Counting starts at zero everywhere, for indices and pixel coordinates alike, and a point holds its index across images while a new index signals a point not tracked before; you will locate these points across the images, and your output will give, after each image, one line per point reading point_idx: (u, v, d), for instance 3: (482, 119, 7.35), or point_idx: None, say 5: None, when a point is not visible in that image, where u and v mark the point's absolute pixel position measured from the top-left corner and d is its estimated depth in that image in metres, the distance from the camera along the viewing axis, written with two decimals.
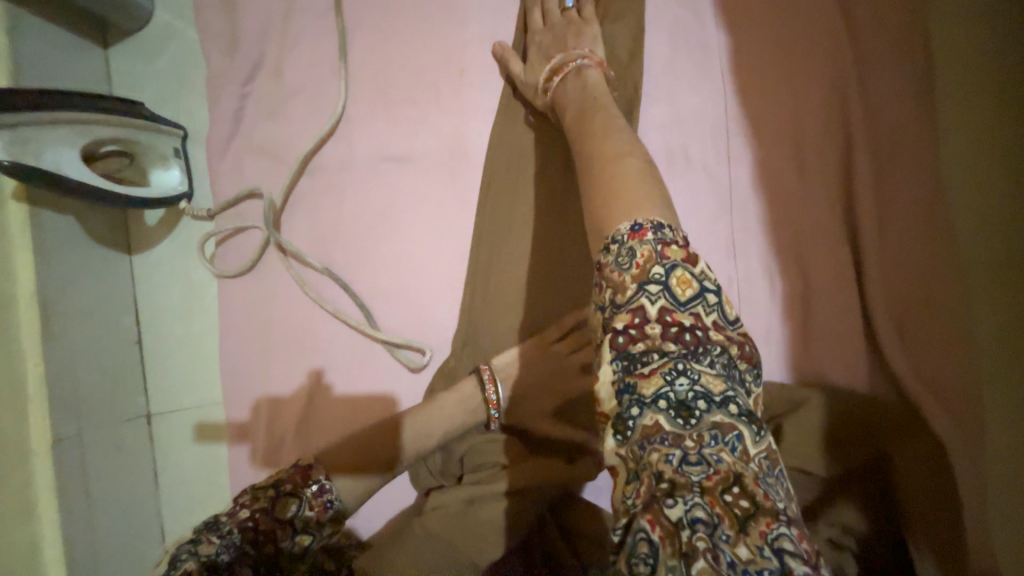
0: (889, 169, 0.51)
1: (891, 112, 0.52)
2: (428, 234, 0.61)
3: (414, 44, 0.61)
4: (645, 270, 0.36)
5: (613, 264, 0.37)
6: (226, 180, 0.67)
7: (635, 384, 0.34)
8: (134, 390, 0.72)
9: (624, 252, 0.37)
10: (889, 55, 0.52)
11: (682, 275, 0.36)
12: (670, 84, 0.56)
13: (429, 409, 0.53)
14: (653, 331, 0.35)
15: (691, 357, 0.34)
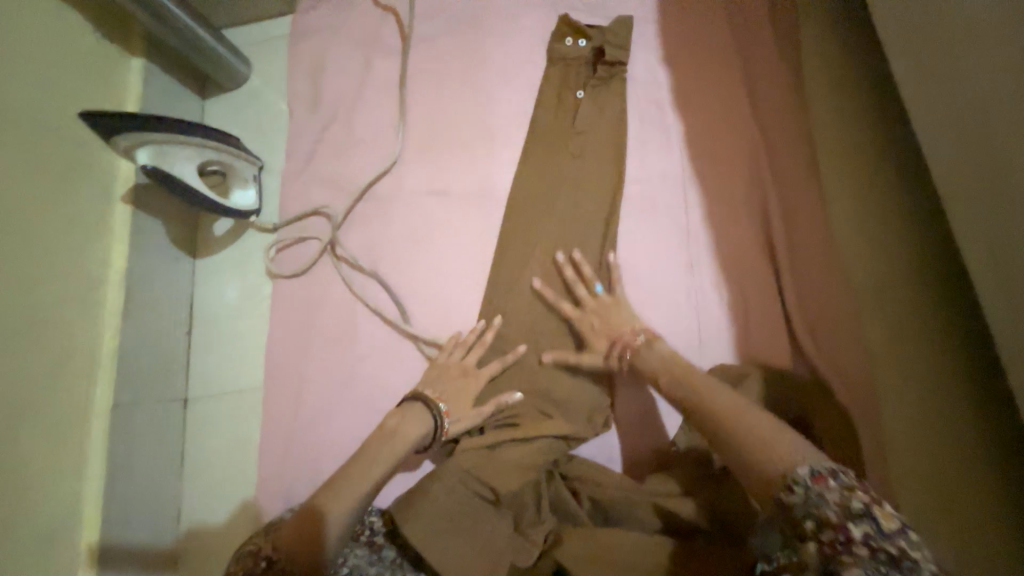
0: (794, 214, 0.68)
1: (789, 170, 0.70)
2: (459, 249, 0.78)
3: (458, 113, 0.82)
4: (848, 512, 0.40)
5: (804, 503, 0.41)
6: (293, 202, 0.83)
7: (835, 567, 0.38)
8: (177, 376, 0.80)
9: (814, 502, 0.41)
10: (787, 134, 0.72)
11: (853, 495, 0.41)
12: (643, 152, 0.76)
13: (370, 443, 0.59)
14: (857, 550, 0.38)
15: (898, 559, 0.37)
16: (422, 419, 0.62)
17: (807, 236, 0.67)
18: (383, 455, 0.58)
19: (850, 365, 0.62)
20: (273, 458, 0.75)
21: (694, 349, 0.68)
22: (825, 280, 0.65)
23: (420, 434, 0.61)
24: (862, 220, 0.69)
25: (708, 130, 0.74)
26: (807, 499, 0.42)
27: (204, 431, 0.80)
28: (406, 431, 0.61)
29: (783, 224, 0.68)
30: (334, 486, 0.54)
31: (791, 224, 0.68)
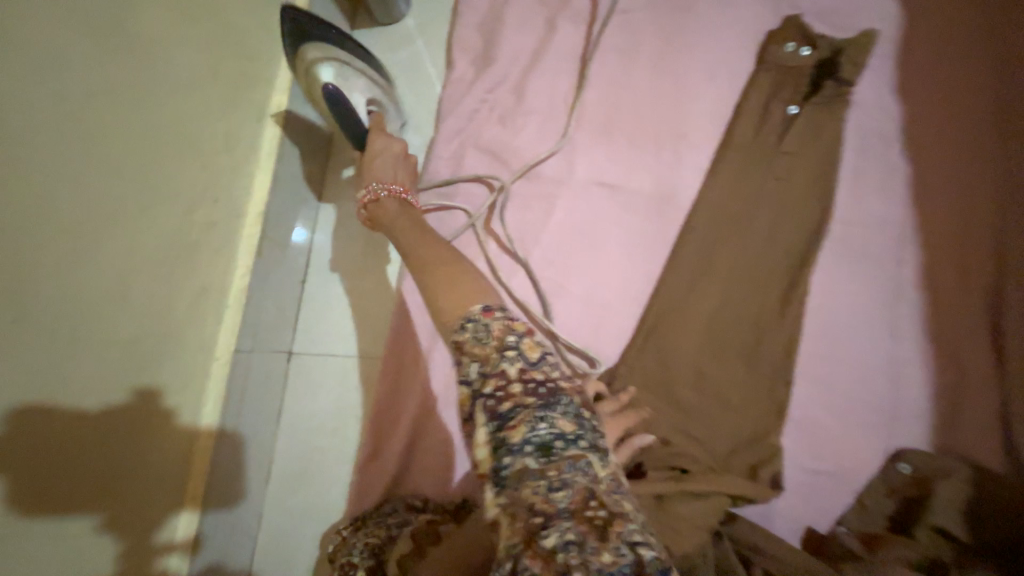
0: None
1: None
2: (625, 254, 0.69)
3: (644, 102, 0.73)
4: (502, 342, 0.46)
5: (472, 336, 0.46)
6: (443, 163, 0.75)
7: None
8: (287, 325, 0.74)
9: (482, 327, 0.46)
10: None
11: (500, 328, 0.46)
12: (858, 190, 0.67)
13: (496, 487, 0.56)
14: (510, 401, 0.43)
15: (545, 407, 0.43)
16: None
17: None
18: None
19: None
20: (382, 437, 0.69)
21: (883, 424, 0.60)
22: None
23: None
24: None
25: (942, 179, 0.65)
26: (477, 322, 0.47)
27: (307, 390, 0.74)
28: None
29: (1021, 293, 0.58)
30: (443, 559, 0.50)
31: None
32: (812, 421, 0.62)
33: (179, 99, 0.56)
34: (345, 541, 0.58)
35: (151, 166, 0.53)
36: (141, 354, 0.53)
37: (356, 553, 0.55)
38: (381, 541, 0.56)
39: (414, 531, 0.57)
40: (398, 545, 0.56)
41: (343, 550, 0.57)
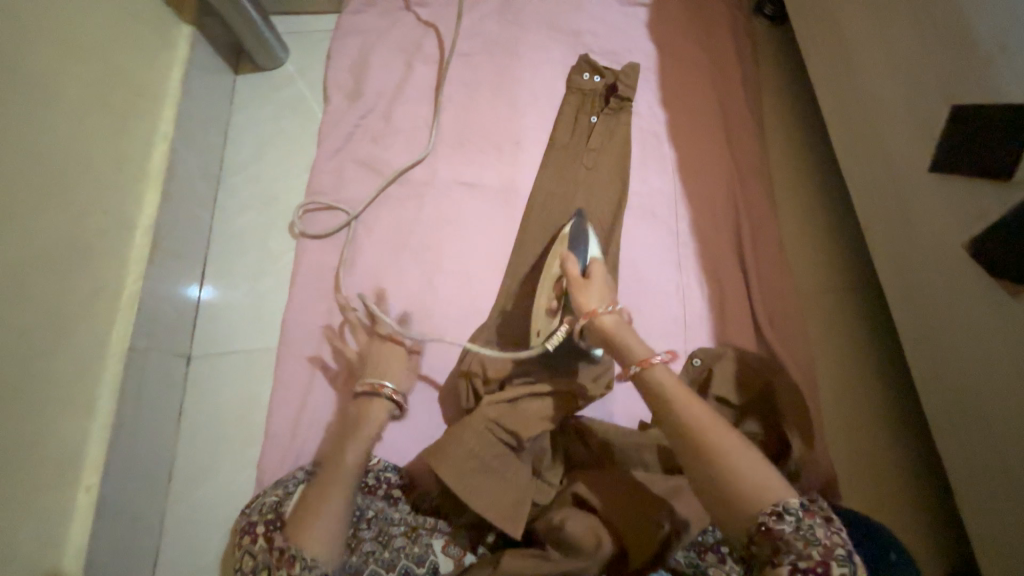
0: (760, 228, 0.87)
1: (752, 191, 0.89)
2: (484, 235, 0.86)
3: (486, 120, 0.94)
4: (830, 548, 0.44)
5: (795, 533, 0.45)
6: (325, 177, 0.90)
7: None
8: (184, 331, 0.79)
9: (807, 527, 0.45)
10: (753, 168, 0.91)
11: (823, 531, 0.45)
12: (645, 172, 0.91)
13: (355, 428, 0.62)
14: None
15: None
16: (377, 405, 0.64)
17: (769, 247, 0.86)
18: (359, 439, 0.61)
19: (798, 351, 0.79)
20: (286, 415, 0.76)
21: (681, 333, 0.81)
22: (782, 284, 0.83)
23: (378, 419, 0.63)
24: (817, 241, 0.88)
25: (695, 157, 0.93)
26: (796, 516, 0.46)
27: (208, 387, 0.78)
28: (365, 420, 0.63)
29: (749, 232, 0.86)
30: (323, 487, 0.57)
31: (756, 233, 0.86)
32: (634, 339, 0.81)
33: (73, 125, 0.65)
34: (248, 509, 0.65)
35: (43, 175, 0.59)
36: (43, 337, 0.57)
37: (258, 511, 0.63)
38: (280, 499, 0.65)
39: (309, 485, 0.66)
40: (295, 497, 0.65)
41: (248, 516, 0.63)
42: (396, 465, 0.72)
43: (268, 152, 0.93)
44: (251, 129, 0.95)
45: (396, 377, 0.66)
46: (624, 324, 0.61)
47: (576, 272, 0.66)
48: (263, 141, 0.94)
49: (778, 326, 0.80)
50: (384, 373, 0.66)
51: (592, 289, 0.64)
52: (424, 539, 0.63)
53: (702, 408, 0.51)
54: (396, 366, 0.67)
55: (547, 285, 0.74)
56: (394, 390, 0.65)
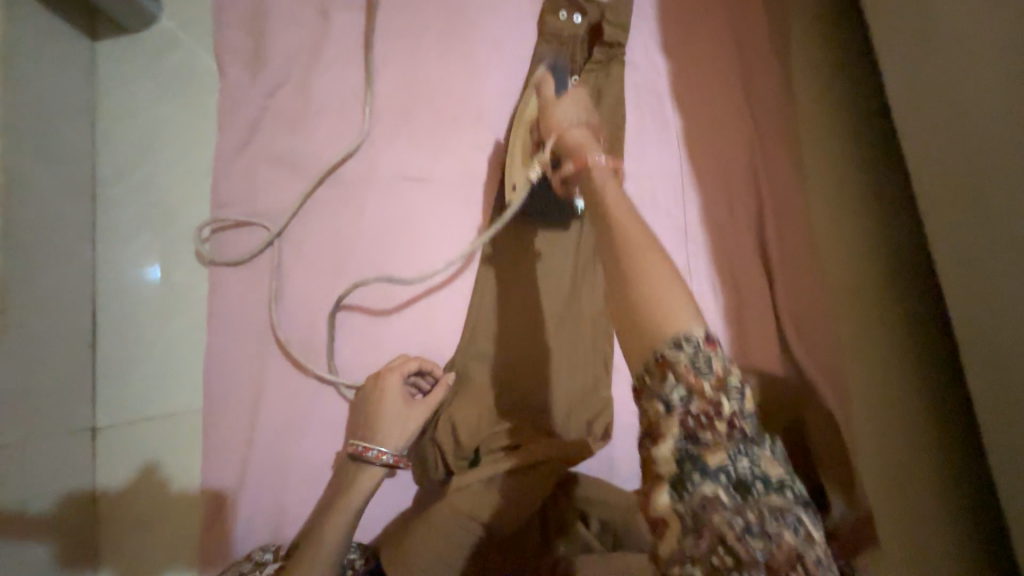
0: (784, 213, 0.70)
1: (777, 166, 0.72)
2: (442, 247, 0.70)
3: (435, 88, 0.72)
4: (724, 379, 0.36)
5: (690, 366, 0.35)
6: (233, 183, 0.70)
7: (700, 455, 0.35)
8: (81, 398, 0.64)
9: (703, 359, 0.35)
10: (776, 133, 0.73)
11: (720, 362, 0.36)
12: (643, 147, 0.72)
13: (338, 505, 0.53)
14: (719, 426, 0.36)
15: (749, 440, 0.36)
16: (369, 472, 0.55)
17: (795, 237, 0.70)
18: (339, 516, 0.52)
19: (833, 364, 0.65)
20: (221, 489, 0.64)
21: None
22: (812, 281, 0.68)
23: (369, 492, 0.54)
24: (849, 224, 0.72)
25: (705, 122, 0.73)
26: (694, 347, 0.35)
27: (127, 464, 0.65)
28: (354, 491, 0.54)
29: (774, 220, 0.69)
30: (298, 573, 0.49)
31: (779, 219, 0.70)
32: None
33: None
34: None
35: None
36: None
37: None
38: None
39: None
40: None
41: None
42: (362, 543, 0.60)
43: (155, 152, 0.71)
44: (128, 120, 0.72)
45: (393, 439, 0.57)
46: (587, 135, 0.51)
47: (550, 94, 0.60)
48: (146, 137, 0.72)
49: (810, 350, 0.66)
50: (380, 435, 0.57)
51: (562, 107, 0.56)
52: None
53: (624, 214, 0.41)
54: (392, 426, 0.57)
55: (524, 127, 0.65)
56: (393, 459, 0.55)
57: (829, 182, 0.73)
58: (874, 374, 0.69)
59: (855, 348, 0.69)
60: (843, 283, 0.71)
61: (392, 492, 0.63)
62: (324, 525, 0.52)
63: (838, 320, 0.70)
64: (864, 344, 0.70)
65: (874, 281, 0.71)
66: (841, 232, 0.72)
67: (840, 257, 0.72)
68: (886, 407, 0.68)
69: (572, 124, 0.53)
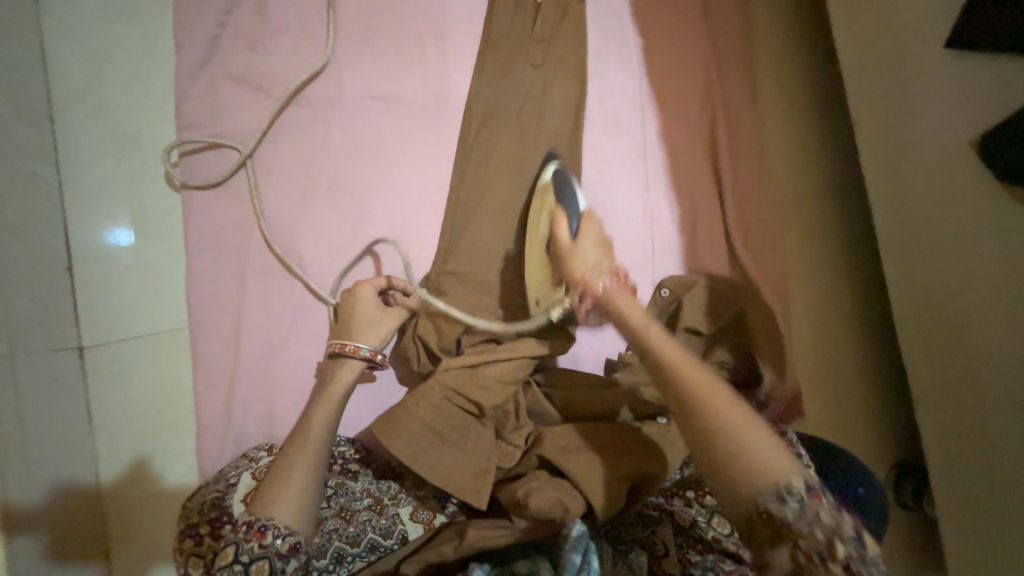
0: (738, 128, 0.75)
1: (731, 84, 0.76)
2: (414, 166, 0.72)
3: (399, 6, 0.72)
4: (835, 528, 0.40)
5: (796, 518, 0.39)
6: (196, 104, 0.69)
7: (818, 564, 0.38)
8: (64, 319, 0.65)
9: (807, 512, 0.39)
10: (731, 52, 0.76)
11: (820, 507, 0.40)
12: (606, 67, 0.74)
13: (324, 394, 0.58)
14: (835, 565, 0.38)
15: (841, 531, 0.40)
16: (350, 366, 0.59)
17: (746, 151, 0.75)
18: (323, 404, 0.57)
19: (772, 269, 0.74)
20: (215, 400, 0.68)
21: (647, 262, 0.73)
22: (760, 193, 0.75)
23: (352, 383, 0.59)
24: (795, 135, 0.78)
25: (665, 40, 0.76)
26: (798, 500, 0.40)
27: (116, 380, 0.68)
28: (336, 382, 0.58)
29: (727, 136, 0.75)
30: (292, 456, 0.54)
31: (732, 134, 0.75)
32: None
33: None
34: (188, 504, 0.58)
35: None
36: None
37: (196, 511, 0.56)
38: (222, 492, 0.57)
39: (255, 471, 0.60)
40: (240, 487, 0.58)
41: (186, 516, 0.56)
42: (351, 437, 0.66)
43: (111, 71, 0.69)
44: (78, 33, 0.68)
45: (370, 337, 0.61)
46: (618, 290, 0.57)
47: (565, 238, 0.61)
48: (99, 52, 0.69)
49: (755, 256, 0.74)
50: (358, 334, 0.61)
51: (585, 249, 0.60)
52: (391, 509, 0.59)
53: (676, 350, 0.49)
54: (372, 328, 0.62)
55: (539, 245, 0.66)
56: (371, 353, 0.60)
57: (777, 96, 0.79)
58: (814, 274, 0.77)
59: (797, 251, 0.77)
60: (789, 194, 0.78)
61: (376, 391, 0.68)
62: (310, 412, 0.57)
63: (783, 226, 0.77)
64: (806, 247, 0.77)
65: (812, 189, 0.78)
66: (788, 143, 0.78)
67: (786, 168, 0.78)
68: (826, 308, 0.77)
69: (599, 274, 0.58)
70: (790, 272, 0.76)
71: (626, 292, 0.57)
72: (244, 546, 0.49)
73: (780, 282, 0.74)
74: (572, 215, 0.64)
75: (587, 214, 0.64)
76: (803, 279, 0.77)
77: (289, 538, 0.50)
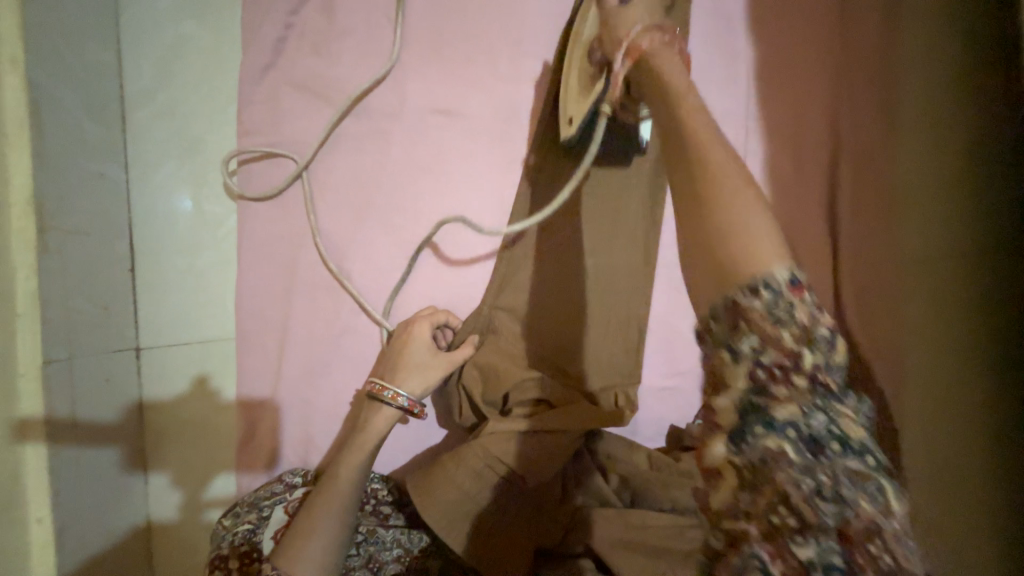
0: (866, 171, 0.63)
1: (860, 115, 0.64)
2: (473, 189, 0.66)
3: (473, 8, 0.65)
4: (809, 334, 0.31)
5: (765, 313, 0.30)
6: (258, 110, 0.66)
7: (767, 403, 0.30)
8: (123, 320, 0.66)
9: (783, 306, 0.30)
10: (868, 72, 0.64)
11: (816, 352, 0.30)
12: (705, 87, 0.64)
13: (354, 441, 0.54)
14: (798, 382, 0.30)
15: (829, 391, 0.30)
16: (385, 414, 0.55)
17: (869, 198, 0.63)
18: (353, 453, 0.53)
19: (888, 343, 0.63)
20: (256, 416, 0.67)
21: None
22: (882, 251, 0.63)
23: (386, 430, 0.55)
24: None
25: None
26: (773, 293, 0.30)
27: (167, 382, 0.69)
28: (370, 429, 0.55)
29: (851, 178, 0.63)
30: (316, 507, 0.50)
31: (858, 177, 0.63)
32: (672, 331, 0.65)
33: None
34: (221, 522, 0.58)
35: None
36: None
37: (227, 542, 0.54)
38: (255, 524, 0.55)
39: (288, 505, 0.58)
40: (272, 521, 0.56)
41: (217, 546, 0.55)
42: (385, 476, 0.62)
43: (179, 72, 0.67)
44: (150, 31, 0.67)
45: (413, 383, 0.56)
46: (665, 51, 0.43)
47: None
48: (171, 51, 0.67)
49: (871, 329, 0.63)
50: (399, 377, 0.56)
51: (630, 13, 0.46)
52: (421, 564, 0.55)
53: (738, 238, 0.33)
54: (414, 371, 0.57)
55: (578, 58, 0.57)
56: (410, 403, 0.55)
57: None
58: None
59: None
60: None
61: (414, 431, 0.63)
62: (341, 458, 0.53)
63: None
64: None
65: None
66: None
67: None
68: None
69: (650, 31, 0.44)
70: None
71: (676, 54, 0.43)
72: None
73: (897, 363, 0.63)
74: None
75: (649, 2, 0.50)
76: None
77: None
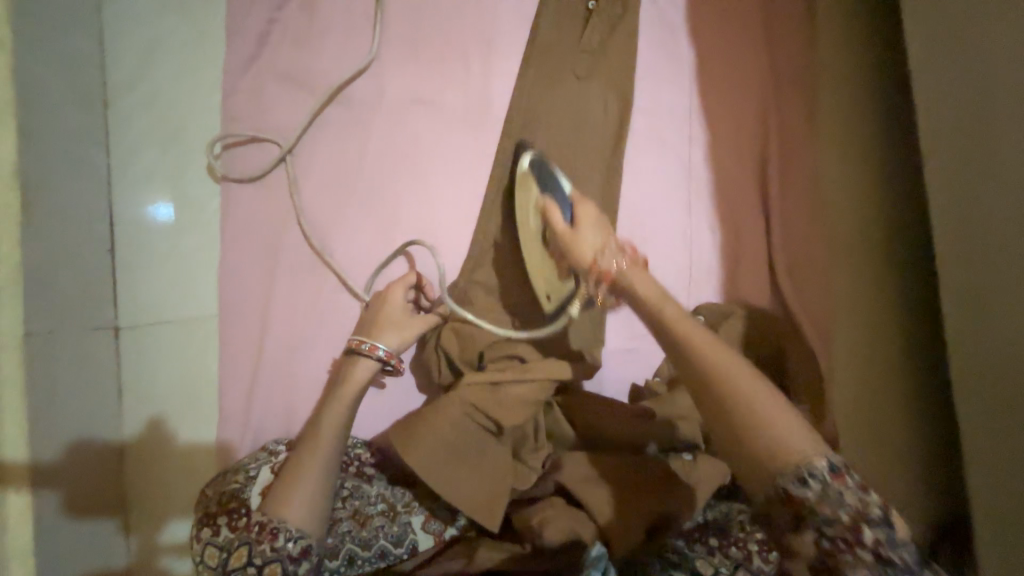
0: (790, 152, 0.73)
1: (781, 102, 0.73)
2: (450, 172, 0.71)
3: (447, 10, 0.71)
4: (862, 511, 0.39)
5: (818, 498, 0.39)
6: (243, 98, 0.70)
7: (831, 553, 0.40)
8: (99, 300, 0.66)
9: (832, 493, 0.39)
10: (784, 64, 0.74)
11: (852, 512, 0.39)
12: (654, 84, 0.72)
13: (336, 393, 0.57)
14: (861, 553, 0.39)
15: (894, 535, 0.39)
16: (364, 364, 0.58)
17: (792, 177, 0.72)
18: (335, 405, 0.56)
19: (812, 302, 0.71)
20: (237, 393, 0.69)
21: (683, 289, 0.72)
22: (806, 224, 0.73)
23: (366, 382, 0.58)
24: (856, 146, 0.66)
25: (718, 61, 0.73)
26: (820, 481, 0.39)
27: (142, 363, 0.69)
28: (351, 382, 0.58)
29: (777, 158, 0.72)
30: (302, 458, 0.53)
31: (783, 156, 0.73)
32: None
33: None
34: (206, 490, 0.59)
35: None
36: None
37: (215, 502, 0.56)
38: (242, 483, 0.58)
39: (274, 466, 0.60)
40: (260, 480, 0.58)
41: (204, 509, 0.57)
42: (366, 440, 0.65)
43: (160, 59, 0.69)
44: (131, 20, 0.69)
45: (390, 338, 0.60)
46: (632, 270, 0.56)
47: (563, 224, 0.59)
48: (153, 39, 0.69)
49: (798, 290, 0.72)
50: (378, 333, 0.60)
51: (586, 234, 0.58)
52: (404, 517, 0.58)
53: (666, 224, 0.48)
54: (393, 328, 0.61)
55: (534, 245, 0.63)
56: (387, 355, 0.59)
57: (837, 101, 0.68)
58: (868, 314, 0.65)
59: (849, 287, 0.67)
60: (843, 219, 0.67)
61: (396, 397, 0.68)
62: (323, 410, 0.56)
63: (833, 259, 0.69)
64: (861, 281, 0.66)
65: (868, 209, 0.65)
66: (846, 157, 0.67)
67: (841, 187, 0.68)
68: (878, 366, 0.64)
69: (611, 255, 0.57)
70: (835, 311, 0.68)
71: (642, 270, 0.57)
72: (256, 547, 0.49)
73: (823, 319, 0.71)
74: (562, 200, 0.63)
75: (576, 198, 0.63)
76: (846, 321, 0.67)
77: (302, 543, 0.50)
